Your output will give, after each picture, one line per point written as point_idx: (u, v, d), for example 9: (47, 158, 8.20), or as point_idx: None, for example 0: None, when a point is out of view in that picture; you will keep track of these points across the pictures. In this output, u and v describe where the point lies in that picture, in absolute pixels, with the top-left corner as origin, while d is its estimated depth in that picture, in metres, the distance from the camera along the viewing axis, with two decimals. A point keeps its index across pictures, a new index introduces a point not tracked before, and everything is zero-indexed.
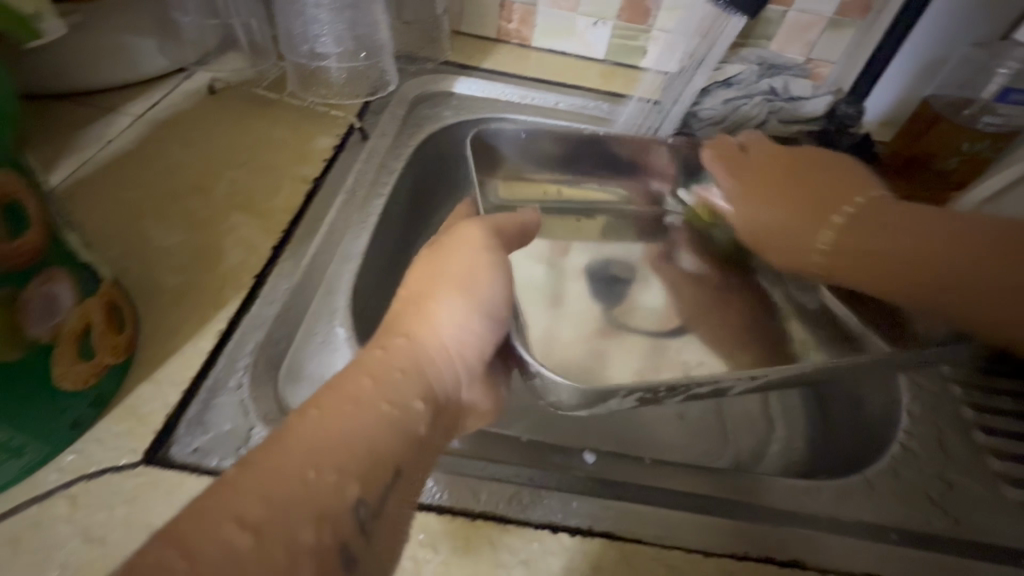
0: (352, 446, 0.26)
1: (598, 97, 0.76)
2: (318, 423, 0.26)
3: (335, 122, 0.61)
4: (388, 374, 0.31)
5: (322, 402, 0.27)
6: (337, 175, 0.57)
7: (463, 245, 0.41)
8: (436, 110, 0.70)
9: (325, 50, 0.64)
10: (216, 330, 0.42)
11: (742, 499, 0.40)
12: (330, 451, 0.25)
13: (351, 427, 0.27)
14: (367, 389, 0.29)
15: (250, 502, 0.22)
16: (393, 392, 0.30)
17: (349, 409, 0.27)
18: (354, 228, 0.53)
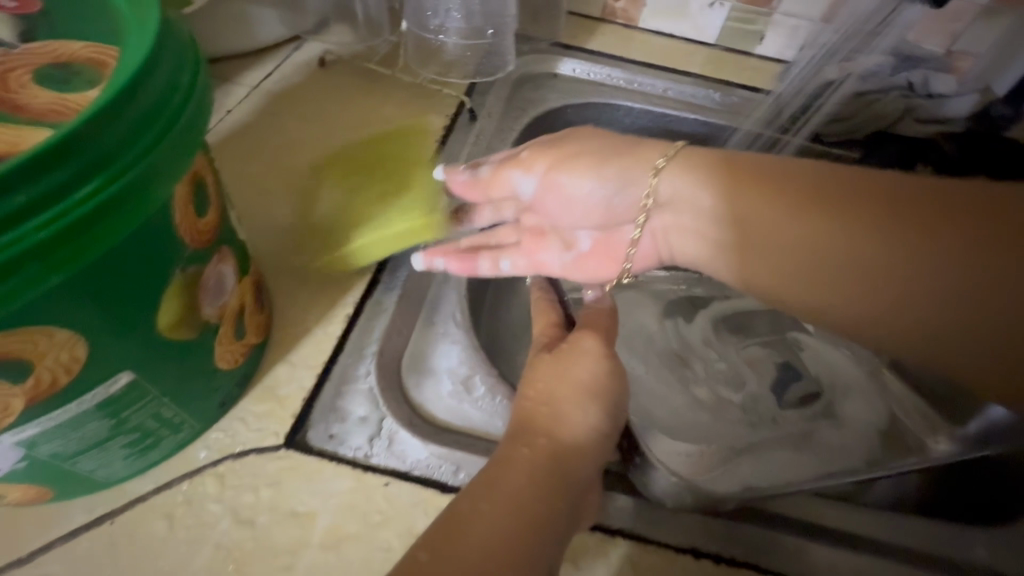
0: (514, 540, 0.29)
1: (709, 85, 0.71)
2: (483, 516, 0.29)
3: (445, 100, 0.59)
4: (536, 472, 0.33)
5: (484, 498, 0.30)
6: (447, 158, 0.55)
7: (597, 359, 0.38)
8: (541, 93, 0.67)
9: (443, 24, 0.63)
10: (344, 314, 0.41)
11: (864, 533, 0.39)
12: (497, 554, 0.28)
13: (514, 524, 0.30)
14: (527, 490, 0.31)
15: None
16: (546, 491, 0.32)
17: (511, 500, 0.31)
18: (469, 216, 0.52)
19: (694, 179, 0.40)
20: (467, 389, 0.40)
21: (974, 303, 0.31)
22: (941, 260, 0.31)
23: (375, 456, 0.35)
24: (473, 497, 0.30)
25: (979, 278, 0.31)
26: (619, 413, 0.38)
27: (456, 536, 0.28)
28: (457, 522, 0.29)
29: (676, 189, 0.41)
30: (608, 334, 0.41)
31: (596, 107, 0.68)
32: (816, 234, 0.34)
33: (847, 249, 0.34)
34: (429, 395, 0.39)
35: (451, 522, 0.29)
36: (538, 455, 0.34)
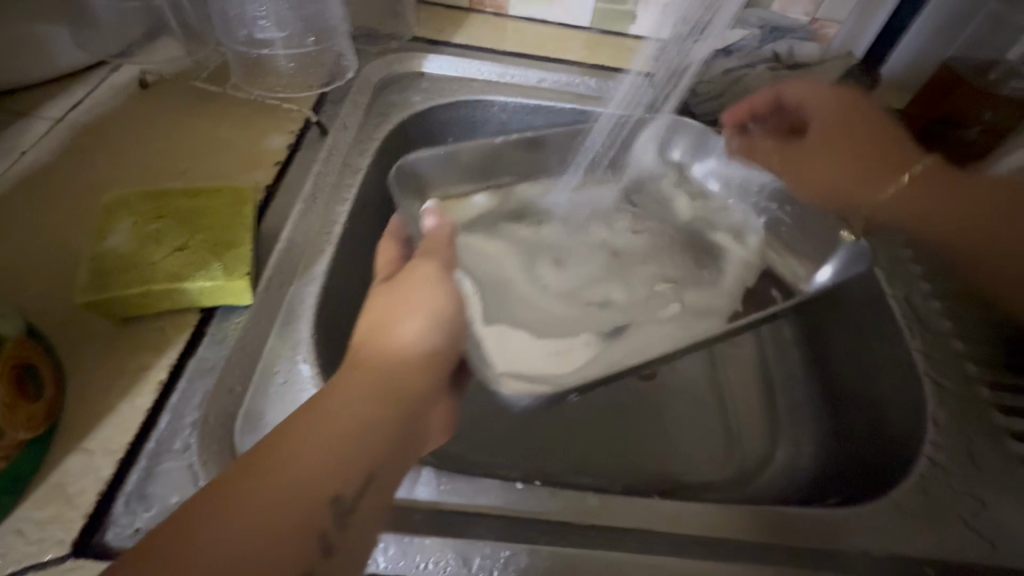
0: (346, 439, 0.29)
1: (583, 72, 0.68)
2: (273, 468, 0.27)
3: (288, 117, 0.54)
4: (385, 368, 0.33)
5: (276, 444, 0.28)
6: (293, 180, 0.50)
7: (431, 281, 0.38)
8: (404, 95, 0.62)
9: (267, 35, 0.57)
10: (157, 380, 0.36)
11: (726, 534, 0.37)
12: (324, 456, 0.28)
13: (351, 422, 0.29)
14: (371, 393, 0.31)
15: (266, 480, 0.26)
16: (389, 394, 0.32)
17: (349, 402, 0.30)
18: (318, 244, 0.47)
19: (923, 197, 0.53)
20: None
21: (964, 236, 0.51)
22: (914, 194, 0.53)
23: None
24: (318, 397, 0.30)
25: (1007, 251, 0.50)
26: (454, 329, 0.37)
27: (285, 442, 0.28)
28: (277, 441, 0.28)
29: (841, 147, 0.56)
30: (444, 260, 0.40)
31: (467, 105, 0.64)
32: (871, 171, 0.55)
33: (984, 186, 0.51)
34: None
35: (284, 429, 0.29)
36: (394, 355, 0.34)
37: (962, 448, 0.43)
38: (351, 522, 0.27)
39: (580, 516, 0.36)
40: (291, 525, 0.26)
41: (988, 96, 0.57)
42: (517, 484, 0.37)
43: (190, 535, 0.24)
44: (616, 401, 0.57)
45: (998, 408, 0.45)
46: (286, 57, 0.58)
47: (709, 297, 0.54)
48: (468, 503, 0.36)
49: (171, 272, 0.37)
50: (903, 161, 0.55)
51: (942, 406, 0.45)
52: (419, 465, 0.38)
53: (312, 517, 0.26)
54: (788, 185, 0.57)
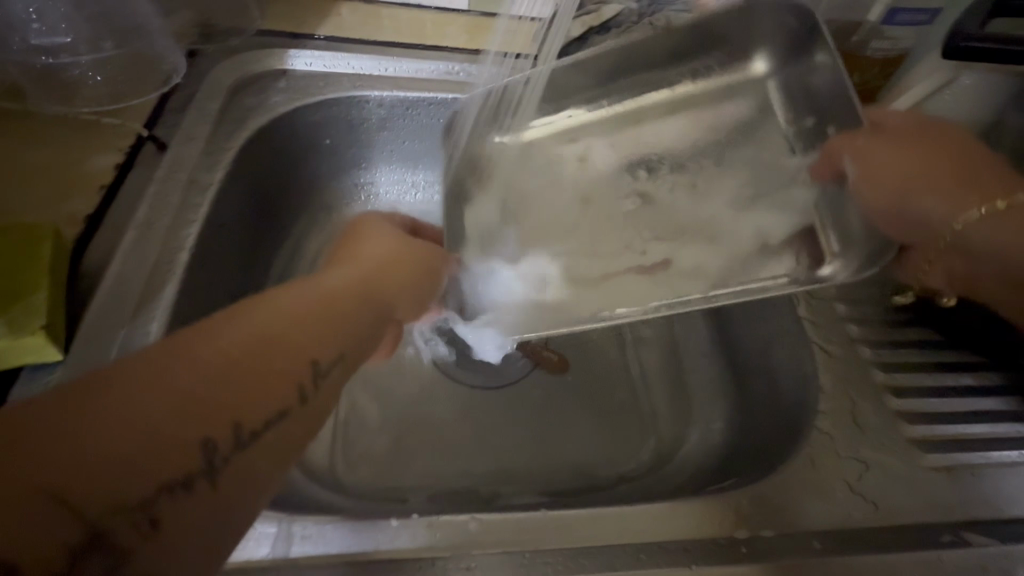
0: (302, 328, 0.27)
1: (464, 58, 0.64)
2: (223, 345, 0.24)
3: (114, 133, 0.47)
4: (349, 278, 0.32)
5: (243, 321, 0.26)
6: (123, 206, 0.44)
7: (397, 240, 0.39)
8: (263, 97, 0.56)
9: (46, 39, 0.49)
10: None
11: (621, 541, 0.35)
12: (284, 338, 0.26)
13: (313, 311, 0.28)
14: (335, 291, 0.30)
15: (211, 352, 0.24)
16: (355, 296, 0.31)
17: (312, 294, 0.29)
18: (156, 277, 0.41)
19: (1015, 229, 0.39)
20: None
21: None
22: (989, 223, 0.40)
23: None
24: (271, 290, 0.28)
25: None
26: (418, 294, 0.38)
27: (232, 325, 0.25)
28: (244, 314, 0.26)
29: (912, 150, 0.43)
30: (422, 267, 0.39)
31: (338, 103, 0.58)
32: (934, 184, 0.42)
33: None
34: None
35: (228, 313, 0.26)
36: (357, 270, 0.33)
37: (846, 413, 0.43)
38: (306, 406, 0.26)
39: (459, 545, 0.34)
40: (237, 402, 0.24)
41: (857, 58, 0.59)
42: (392, 520, 0.34)
43: (113, 408, 0.21)
44: (531, 395, 0.55)
45: (877, 365, 0.46)
46: (94, 67, 0.51)
47: (698, 255, 0.50)
48: (337, 551, 0.33)
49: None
50: (961, 207, 0.41)
51: (828, 373, 0.45)
52: (282, 519, 0.34)
53: (264, 398, 0.25)
54: (854, 181, 0.45)
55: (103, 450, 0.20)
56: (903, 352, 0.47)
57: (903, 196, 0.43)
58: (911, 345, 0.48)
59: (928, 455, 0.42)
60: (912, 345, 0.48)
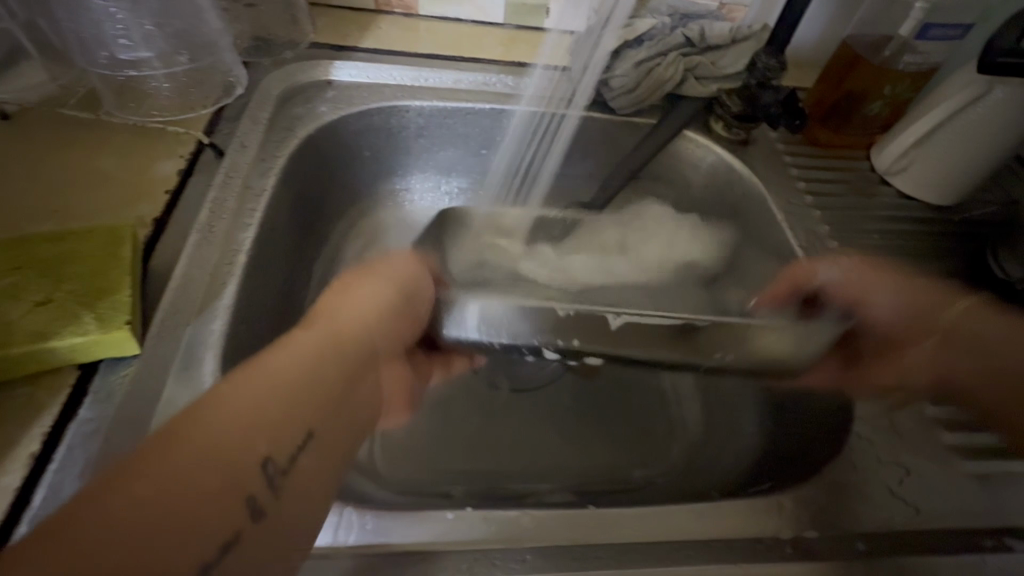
0: (259, 429, 0.25)
1: (501, 69, 0.65)
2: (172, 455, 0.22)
3: (177, 140, 0.50)
4: (312, 351, 0.30)
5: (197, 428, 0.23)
6: (187, 210, 0.46)
7: (388, 284, 0.38)
8: (310, 107, 0.58)
9: (133, 55, 0.54)
10: (28, 453, 0.32)
11: (663, 539, 0.36)
12: (262, 429, 0.25)
13: (270, 407, 0.26)
14: (317, 366, 0.29)
15: (159, 468, 0.21)
16: (322, 377, 0.29)
17: (273, 381, 0.27)
18: (218, 277, 0.43)
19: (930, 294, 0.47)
20: None
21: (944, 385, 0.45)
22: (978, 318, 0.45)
23: None
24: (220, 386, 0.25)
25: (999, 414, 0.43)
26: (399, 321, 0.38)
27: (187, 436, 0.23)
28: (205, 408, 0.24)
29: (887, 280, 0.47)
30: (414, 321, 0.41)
31: (380, 113, 0.61)
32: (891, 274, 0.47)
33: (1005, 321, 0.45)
34: None
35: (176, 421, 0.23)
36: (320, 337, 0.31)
37: (884, 419, 0.44)
38: (269, 512, 0.24)
39: (513, 539, 0.35)
40: (203, 524, 0.22)
41: (890, 74, 0.58)
42: (449, 513, 0.36)
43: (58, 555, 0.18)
44: (568, 399, 0.57)
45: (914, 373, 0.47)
46: (164, 78, 0.54)
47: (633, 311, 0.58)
48: (397, 543, 0.34)
49: (34, 329, 0.33)
50: (935, 314, 0.47)
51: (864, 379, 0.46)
52: (341, 508, 0.35)
53: (224, 519, 0.22)
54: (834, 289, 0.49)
55: (68, 560, 0.18)
56: None
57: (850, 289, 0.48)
58: None
59: (967, 460, 0.42)
60: None
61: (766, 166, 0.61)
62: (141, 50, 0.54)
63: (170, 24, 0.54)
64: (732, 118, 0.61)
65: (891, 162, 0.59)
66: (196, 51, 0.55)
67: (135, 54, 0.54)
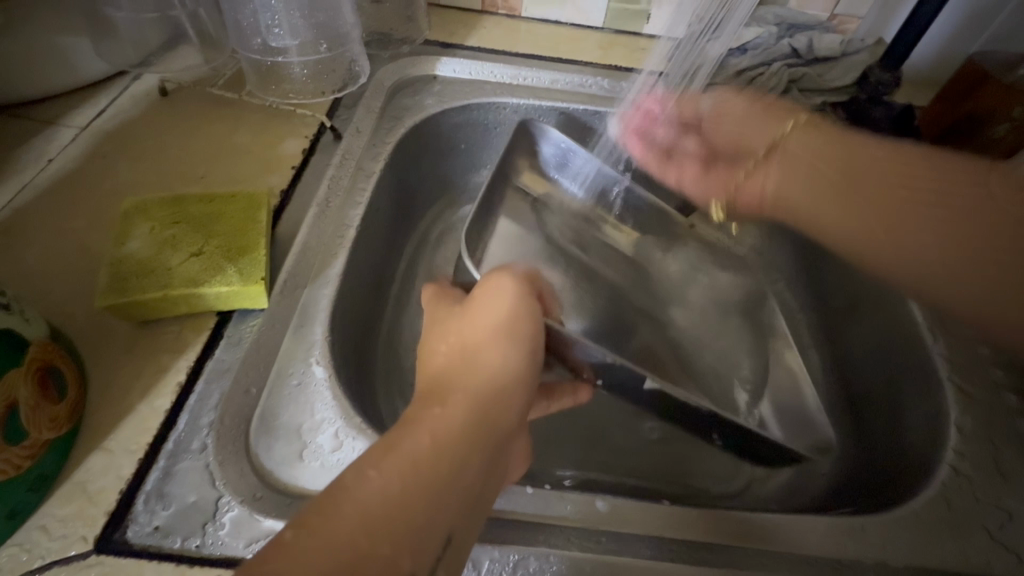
0: (398, 523, 0.26)
1: (598, 72, 0.67)
2: (309, 535, 0.24)
3: (302, 122, 0.55)
4: (441, 433, 0.30)
5: (324, 515, 0.25)
6: (308, 185, 0.51)
7: (489, 341, 0.36)
8: (417, 98, 0.62)
9: (282, 43, 0.57)
10: (175, 383, 0.37)
11: (733, 543, 0.36)
12: (399, 518, 0.26)
13: (402, 503, 0.26)
14: (450, 447, 0.29)
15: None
16: (456, 461, 0.29)
17: (410, 468, 0.27)
18: (332, 247, 0.47)
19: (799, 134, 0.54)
20: (321, 446, 0.36)
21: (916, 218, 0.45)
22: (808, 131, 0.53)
23: (208, 545, 0.32)
24: (356, 474, 0.27)
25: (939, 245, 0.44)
26: (527, 374, 0.36)
27: (328, 534, 0.24)
28: (337, 497, 0.26)
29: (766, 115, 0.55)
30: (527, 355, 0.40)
31: (479, 108, 0.64)
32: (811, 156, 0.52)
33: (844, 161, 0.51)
34: (280, 457, 0.35)
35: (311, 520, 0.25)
36: (453, 411, 0.31)
37: (988, 459, 0.41)
38: None
39: (588, 521, 0.36)
40: None
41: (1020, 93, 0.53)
42: (526, 487, 0.37)
43: None
44: None
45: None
46: (301, 65, 0.58)
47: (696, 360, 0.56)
48: None
49: (189, 275, 0.38)
50: (788, 134, 0.54)
51: (966, 415, 0.43)
52: None
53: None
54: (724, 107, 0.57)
55: None
56: None
57: (791, 181, 0.54)
58: None
59: None
60: None
61: None
62: (287, 39, 0.57)
63: (317, 15, 0.57)
64: None
65: None
66: (333, 40, 0.58)
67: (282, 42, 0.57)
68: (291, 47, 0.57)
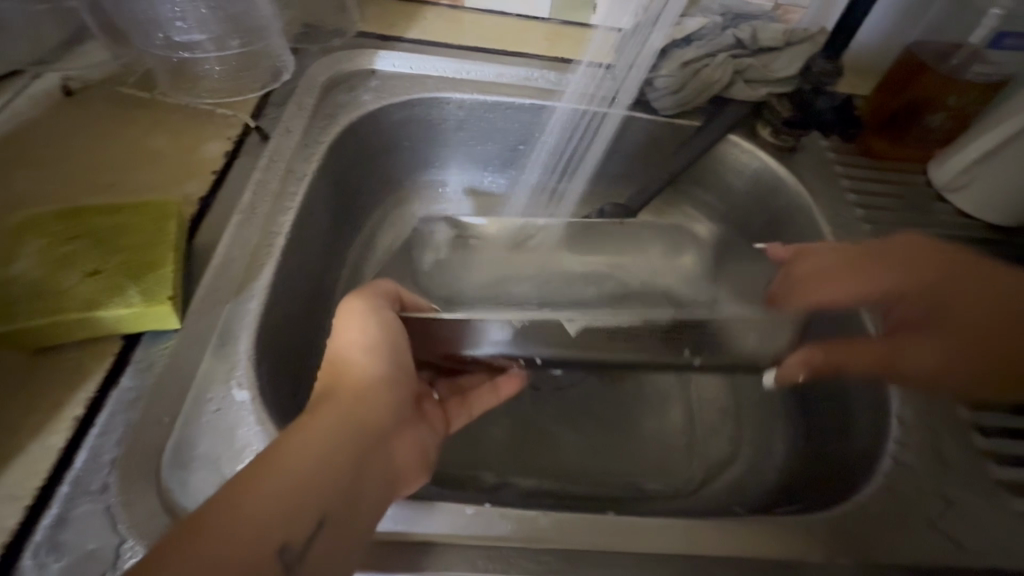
0: (269, 520, 0.27)
1: (544, 64, 0.65)
2: (212, 525, 0.26)
3: (224, 122, 0.51)
4: (320, 442, 0.31)
5: (211, 519, 0.26)
6: (230, 191, 0.47)
7: (353, 344, 0.37)
8: (353, 94, 0.59)
9: (188, 38, 0.54)
10: (72, 417, 0.34)
11: (681, 553, 0.35)
12: (268, 522, 0.27)
13: (280, 516, 0.28)
14: (329, 443, 0.31)
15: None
16: (323, 465, 0.30)
17: (290, 469, 0.29)
18: (258, 258, 0.44)
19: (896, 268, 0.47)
20: None
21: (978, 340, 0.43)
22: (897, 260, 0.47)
23: None
24: (243, 483, 0.28)
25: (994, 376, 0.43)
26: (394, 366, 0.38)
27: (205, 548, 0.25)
28: (225, 497, 0.27)
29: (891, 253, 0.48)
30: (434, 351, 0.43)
31: (421, 104, 0.61)
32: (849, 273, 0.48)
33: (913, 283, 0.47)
34: (194, 493, 0.33)
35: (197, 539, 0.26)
36: (332, 422, 0.33)
37: (929, 448, 0.42)
38: None
39: (531, 538, 0.35)
40: None
41: (954, 84, 0.55)
42: (467, 508, 0.36)
43: None
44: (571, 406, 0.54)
45: (963, 403, 0.44)
46: (213, 60, 0.55)
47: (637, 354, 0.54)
48: (416, 533, 0.34)
49: (88, 298, 0.35)
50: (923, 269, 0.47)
51: (908, 406, 0.43)
52: None
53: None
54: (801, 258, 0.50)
55: None
56: None
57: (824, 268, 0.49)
58: None
59: (1016, 498, 0.39)
60: None
61: (817, 175, 0.58)
62: (195, 33, 0.54)
63: (225, 8, 0.54)
64: (782, 123, 0.58)
65: (953, 175, 0.55)
66: (246, 34, 0.55)
67: (188, 36, 0.54)
68: (201, 41, 0.54)
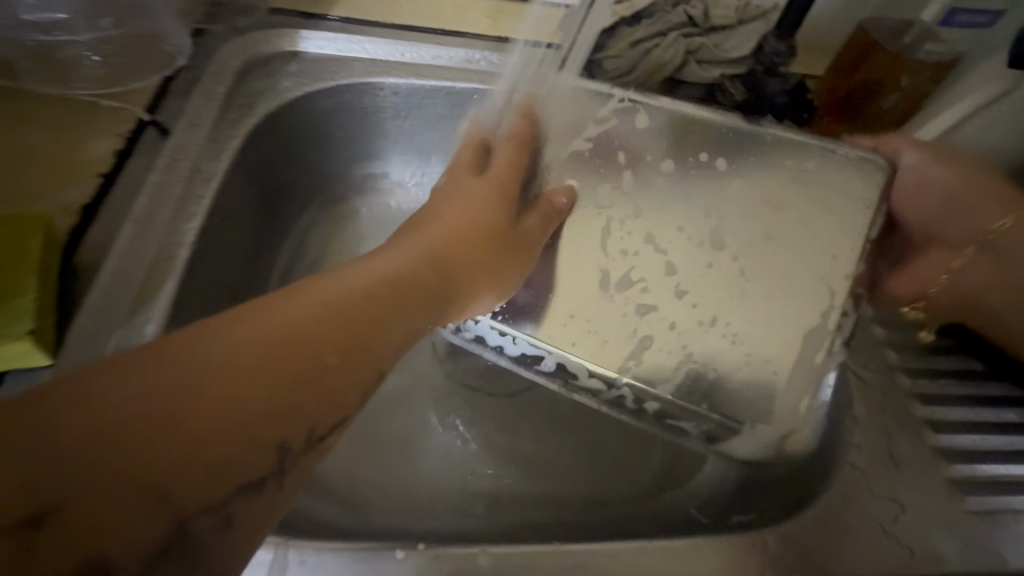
0: (330, 359, 0.26)
1: (487, 44, 0.59)
2: (223, 341, 0.24)
3: (114, 115, 0.45)
4: (369, 277, 0.30)
5: (266, 312, 0.26)
6: (122, 195, 0.41)
7: (490, 189, 0.41)
8: (272, 80, 0.53)
9: (47, 15, 0.47)
10: None
11: None
12: (309, 343, 0.26)
13: (208, 393, 0.22)
14: (375, 284, 0.30)
15: (206, 393, 0.22)
16: (373, 310, 0.29)
17: (327, 304, 0.27)
18: (156, 275, 0.39)
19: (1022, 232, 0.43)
20: None
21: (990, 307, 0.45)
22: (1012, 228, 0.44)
23: None
24: (274, 297, 0.27)
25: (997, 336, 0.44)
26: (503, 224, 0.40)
27: (206, 413, 0.22)
28: (272, 305, 0.27)
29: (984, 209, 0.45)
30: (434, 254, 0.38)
31: (351, 90, 0.55)
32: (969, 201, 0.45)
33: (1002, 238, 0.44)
34: None
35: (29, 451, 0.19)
36: (356, 279, 0.30)
37: (883, 447, 0.40)
38: (299, 463, 0.25)
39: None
40: (237, 453, 0.22)
41: (905, 62, 0.53)
42: (397, 551, 0.32)
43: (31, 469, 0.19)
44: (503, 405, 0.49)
45: (902, 370, 0.45)
46: (86, 44, 0.49)
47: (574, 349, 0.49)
48: None
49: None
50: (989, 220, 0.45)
51: (861, 403, 0.42)
52: (275, 542, 0.32)
53: (147, 521, 0.20)
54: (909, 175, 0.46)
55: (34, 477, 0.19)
56: (943, 384, 0.44)
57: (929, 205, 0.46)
58: (950, 377, 0.45)
59: (969, 497, 0.39)
60: (947, 376, 0.45)
61: None
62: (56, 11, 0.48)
63: None
64: (735, 107, 0.57)
65: None
66: (127, 15, 0.51)
67: (46, 15, 0.47)
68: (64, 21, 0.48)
